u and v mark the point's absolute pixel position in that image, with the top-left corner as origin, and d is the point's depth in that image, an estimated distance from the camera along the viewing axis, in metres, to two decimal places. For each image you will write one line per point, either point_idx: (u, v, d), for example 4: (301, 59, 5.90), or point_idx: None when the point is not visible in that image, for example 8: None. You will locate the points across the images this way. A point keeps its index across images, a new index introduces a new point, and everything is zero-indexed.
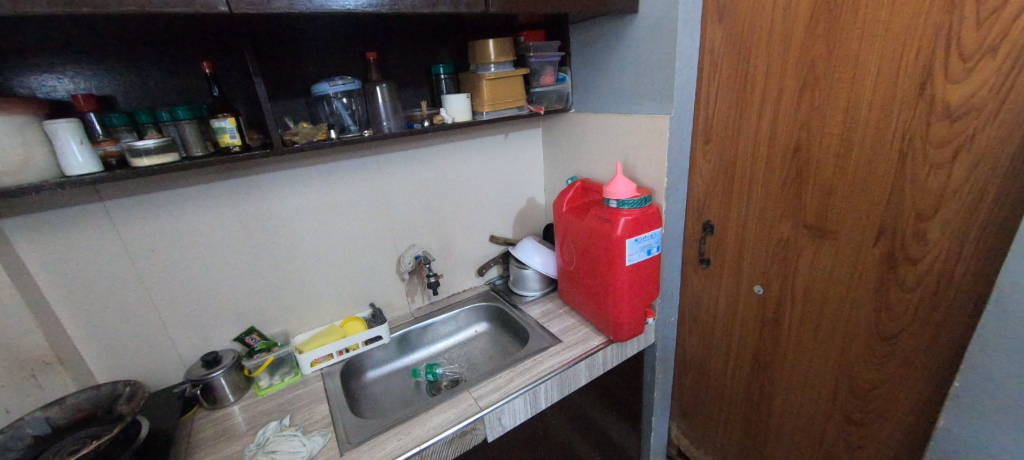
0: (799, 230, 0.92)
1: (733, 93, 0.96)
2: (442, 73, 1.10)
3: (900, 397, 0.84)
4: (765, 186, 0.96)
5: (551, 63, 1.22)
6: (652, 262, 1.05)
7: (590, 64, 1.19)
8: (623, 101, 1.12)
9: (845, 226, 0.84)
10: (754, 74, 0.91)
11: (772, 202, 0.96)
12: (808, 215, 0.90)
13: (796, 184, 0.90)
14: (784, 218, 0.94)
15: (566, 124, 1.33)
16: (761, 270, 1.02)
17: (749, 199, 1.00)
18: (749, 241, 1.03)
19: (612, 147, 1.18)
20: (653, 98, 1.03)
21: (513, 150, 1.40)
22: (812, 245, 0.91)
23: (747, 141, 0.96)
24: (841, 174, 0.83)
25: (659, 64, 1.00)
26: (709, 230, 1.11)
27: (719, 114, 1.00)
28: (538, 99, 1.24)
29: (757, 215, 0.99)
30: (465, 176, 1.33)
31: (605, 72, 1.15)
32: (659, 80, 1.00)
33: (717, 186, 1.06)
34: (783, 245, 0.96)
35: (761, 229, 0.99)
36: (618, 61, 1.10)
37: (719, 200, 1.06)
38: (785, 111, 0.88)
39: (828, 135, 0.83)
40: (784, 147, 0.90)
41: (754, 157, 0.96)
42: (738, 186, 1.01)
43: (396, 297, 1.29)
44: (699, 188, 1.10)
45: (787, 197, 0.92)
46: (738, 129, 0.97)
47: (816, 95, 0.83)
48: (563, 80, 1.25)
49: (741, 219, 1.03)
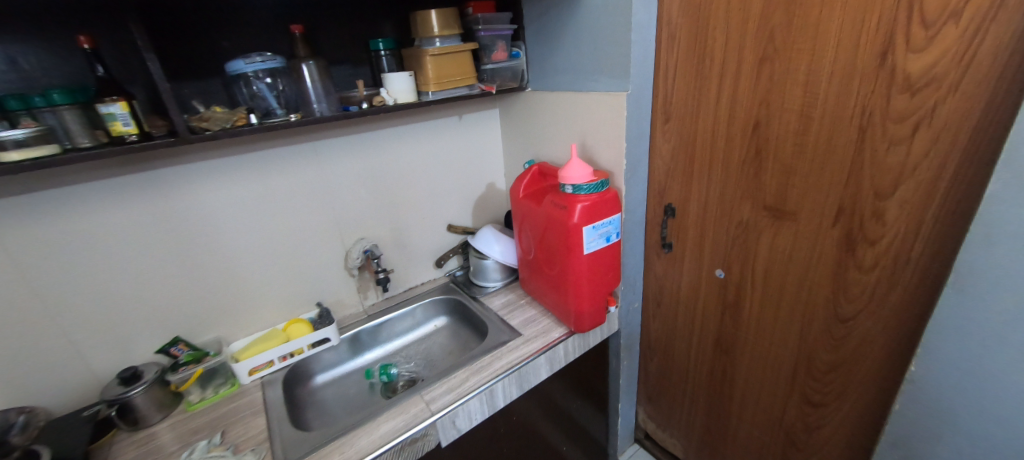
0: (758, 212, 0.89)
1: (691, 67, 0.91)
2: (381, 48, 0.99)
3: (856, 378, 0.83)
4: (725, 166, 0.92)
5: (503, 37, 1.13)
6: (612, 250, 1.00)
7: (545, 38, 1.10)
8: (579, 78, 1.05)
9: (804, 207, 0.81)
10: (713, 47, 0.86)
11: (732, 183, 0.92)
12: (767, 197, 0.86)
13: (756, 164, 0.86)
14: (744, 199, 0.91)
15: (523, 104, 1.25)
16: (722, 253, 0.99)
17: (709, 180, 0.96)
18: (710, 224, 0.99)
19: (569, 128, 1.11)
20: (610, 74, 0.96)
21: (468, 132, 1.31)
22: (771, 227, 0.88)
23: (707, 118, 0.92)
24: (800, 152, 0.79)
25: (615, 36, 0.93)
26: (671, 214, 1.07)
27: (679, 90, 0.95)
28: (490, 77, 1.15)
29: (717, 197, 0.96)
30: (416, 162, 1.24)
31: (561, 47, 1.07)
32: (615, 54, 0.94)
33: (677, 166, 1.01)
34: (743, 228, 0.93)
35: (721, 211, 0.96)
36: (573, 33, 1.02)
37: (680, 181, 1.02)
38: (744, 86, 0.83)
39: (788, 112, 0.79)
40: (744, 125, 0.86)
41: (713, 136, 0.92)
42: (699, 167, 0.97)
43: (345, 295, 1.21)
44: (659, 170, 1.05)
45: (747, 178, 0.89)
46: (698, 106, 0.92)
47: (776, 68, 0.78)
48: (517, 56, 1.16)
49: (702, 202, 0.99)
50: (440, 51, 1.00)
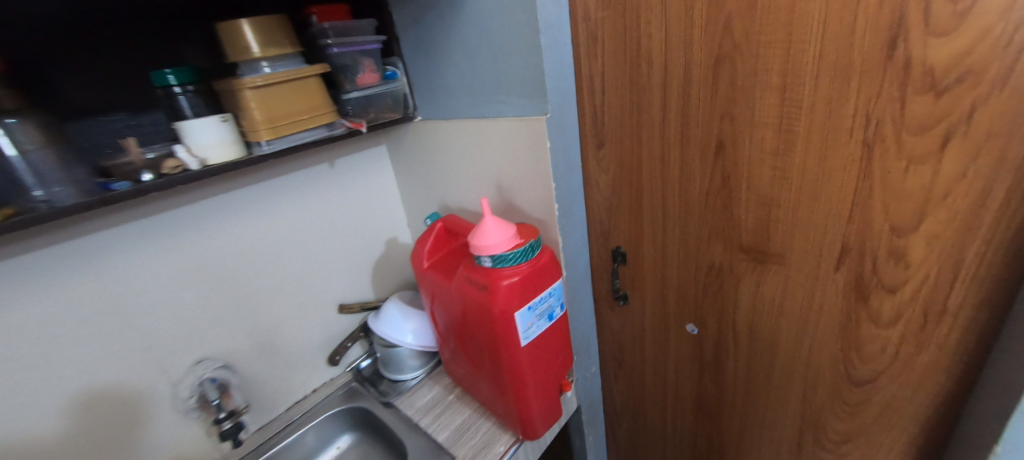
0: (734, 254, 0.68)
1: (624, 75, 0.68)
2: (172, 84, 0.66)
3: (882, 451, 0.65)
4: (683, 199, 0.70)
5: (370, 55, 0.81)
6: (558, 326, 0.74)
7: (428, 51, 0.81)
8: (481, 99, 0.77)
9: (796, 247, 0.62)
10: (649, 47, 0.63)
11: (694, 221, 0.71)
12: (744, 236, 0.66)
13: (725, 196, 0.65)
14: (713, 241, 0.70)
15: (414, 138, 0.94)
16: (692, 305, 0.78)
17: (665, 217, 0.74)
18: (672, 270, 0.78)
19: (477, 165, 0.84)
20: (520, 92, 0.70)
21: (345, 182, 0.97)
22: (753, 272, 0.68)
23: (654, 141, 0.69)
24: (784, 178, 0.59)
25: (519, 41, 0.67)
26: (621, 259, 0.84)
27: (612, 107, 0.72)
28: (358, 110, 0.81)
29: (677, 238, 0.74)
30: (273, 234, 0.88)
31: (450, 61, 0.79)
32: (522, 67, 0.68)
33: (623, 202, 0.78)
34: (716, 274, 0.72)
35: (684, 254, 0.75)
36: (462, 42, 0.75)
37: (628, 220, 0.79)
38: (698, 97, 0.62)
39: (761, 127, 0.58)
40: (703, 147, 0.65)
41: (664, 162, 0.70)
42: (650, 202, 0.75)
43: (188, 445, 0.82)
44: (600, 207, 0.82)
45: (713, 213, 0.68)
46: (639, 127, 0.70)
47: (739, 70, 0.57)
48: (394, 77, 0.85)
49: (659, 244, 0.77)
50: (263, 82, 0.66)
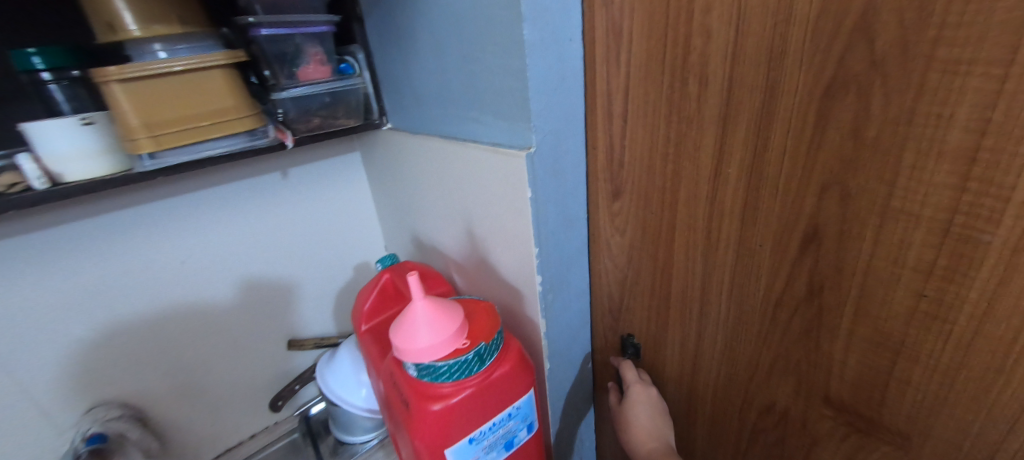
0: (813, 403, 0.43)
1: (659, 94, 0.42)
2: (38, 65, 0.48)
3: None
4: (737, 301, 0.45)
5: (317, 41, 0.61)
6: (525, 452, 0.51)
7: (392, 38, 0.59)
8: (452, 112, 0.54)
9: (936, 433, 0.35)
10: (705, 54, 0.37)
11: (751, 336, 0.45)
12: (835, 385, 0.40)
13: (812, 316, 0.39)
14: (779, 373, 0.45)
15: (385, 149, 0.73)
16: (734, 440, 0.54)
17: (704, 316, 0.49)
18: (708, 388, 0.53)
19: (447, 200, 0.62)
20: (498, 109, 0.47)
21: (302, 195, 0.80)
22: (845, 439, 0.42)
23: (697, 206, 0.43)
24: (934, 318, 0.32)
25: (496, 32, 0.42)
26: (632, 351, 0.60)
27: (636, 141, 0.46)
28: (298, 116, 0.61)
29: (721, 351, 0.49)
30: (208, 258, 0.72)
31: (415, 54, 0.56)
32: (499, 75, 0.44)
33: (643, 278, 0.53)
34: (775, 421, 0.48)
35: (729, 377, 0.50)
36: (427, 27, 0.52)
37: (649, 303, 0.54)
38: (783, 148, 0.36)
39: (902, 220, 0.31)
40: (779, 230, 0.38)
41: (710, 238, 0.44)
42: (682, 288, 0.49)
43: None
44: (608, 278, 0.57)
45: (786, 334, 0.42)
46: (675, 180, 0.44)
47: (876, 110, 0.30)
48: (350, 72, 0.65)
49: (690, 349, 0.52)
50: (144, 69, 0.47)
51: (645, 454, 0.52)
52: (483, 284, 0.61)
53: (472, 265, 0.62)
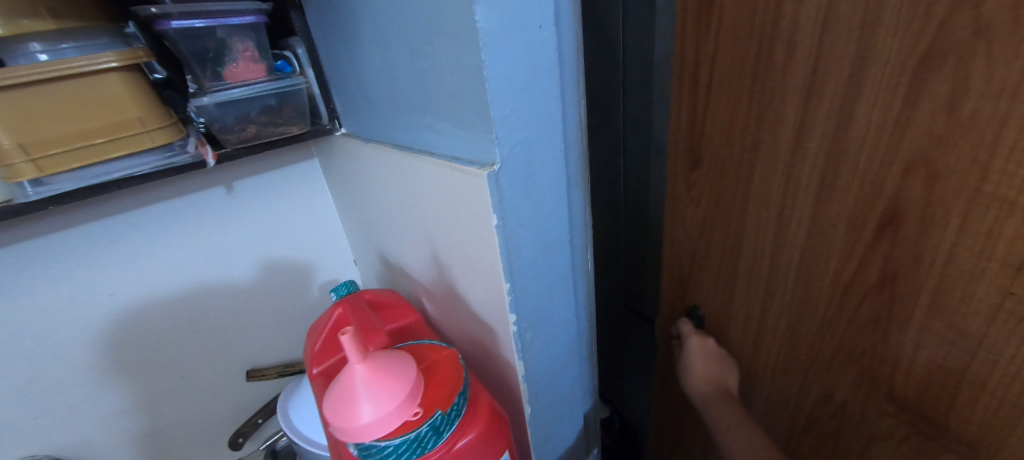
0: (874, 393, 0.45)
1: (745, 65, 0.44)
2: None
3: None
4: (805, 279, 0.47)
5: (245, 34, 0.51)
6: None
7: (335, 30, 0.49)
8: (404, 118, 0.45)
9: (1010, 447, 0.36)
10: (796, 20, 0.38)
11: (816, 318, 0.48)
12: (899, 375, 0.42)
13: (881, 305, 0.41)
14: (841, 355, 0.47)
15: (341, 158, 0.64)
16: (788, 412, 0.58)
17: (771, 294, 0.52)
18: (768, 361, 0.57)
19: (408, 218, 0.53)
20: (455, 115, 0.37)
21: (254, 209, 0.71)
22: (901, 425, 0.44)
23: (773, 178, 0.46)
24: (1018, 320, 0.32)
25: (445, 18, 0.33)
26: (697, 321, 0.65)
27: (719, 113, 0.49)
28: (224, 125, 0.52)
29: (783, 329, 0.52)
30: (150, 287, 0.65)
31: (360, 50, 0.46)
32: (450, 74, 0.35)
33: (715, 250, 0.57)
34: (832, 411, 0.51)
35: (791, 358, 0.53)
36: (370, 15, 0.42)
37: (718, 273, 0.58)
38: (865, 128, 0.37)
39: (995, 208, 0.31)
40: (854, 210, 0.40)
41: (783, 216, 0.46)
42: (752, 264, 0.53)
43: None
44: (683, 247, 0.61)
45: (853, 320, 0.44)
46: (755, 152, 0.47)
47: (976, 83, 0.30)
48: (287, 69, 0.56)
49: (754, 327, 0.56)
50: (73, 69, 0.40)
51: (698, 395, 0.62)
52: (453, 314, 0.53)
53: (440, 291, 0.54)
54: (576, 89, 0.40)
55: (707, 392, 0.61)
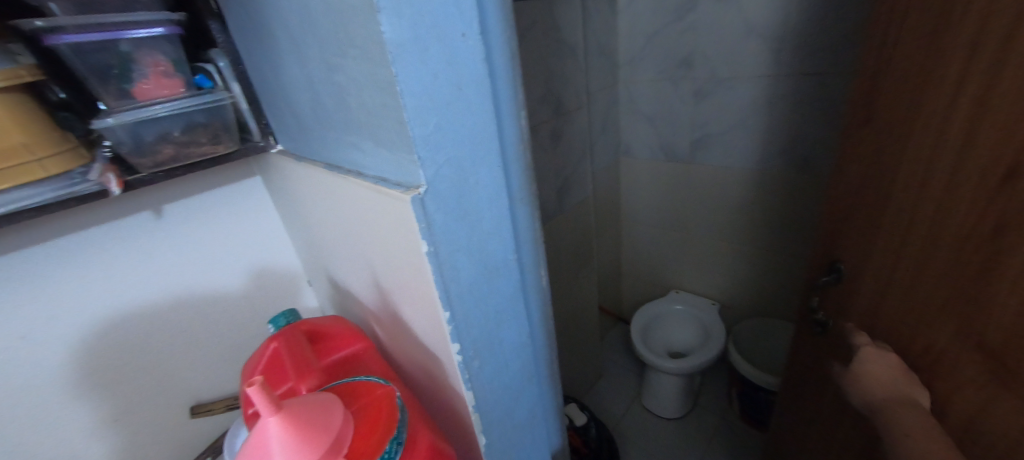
0: (967, 345, 0.46)
1: (934, 12, 0.44)
2: None
3: None
4: (931, 234, 0.48)
5: (157, 47, 0.46)
6: None
7: (254, 38, 0.45)
8: (330, 135, 0.41)
9: None
10: None
11: (934, 274, 0.48)
12: (992, 323, 0.43)
13: (990, 250, 0.42)
14: (947, 306, 0.47)
15: (279, 176, 0.60)
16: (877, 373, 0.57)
17: (902, 247, 0.52)
18: (883, 319, 0.57)
19: (347, 240, 0.49)
20: (378, 133, 0.34)
21: (191, 233, 0.67)
22: (982, 388, 0.45)
23: (930, 124, 0.46)
24: None
25: (353, 28, 0.30)
26: (835, 275, 0.64)
27: (901, 57, 0.49)
28: (140, 146, 0.48)
29: (904, 285, 0.53)
30: (73, 323, 0.58)
31: (283, 63, 0.43)
32: (368, 89, 0.32)
33: (864, 205, 0.57)
34: (929, 363, 0.51)
35: (905, 314, 0.53)
36: (284, 25, 0.38)
37: (862, 225, 0.58)
38: (1014, 75, 0.38)
39: None
40: (987, 154, 0.41)
41: (926, 170, 0.47)
42: (893, 219, 0.53)
43: None
44: (840, 196, 0.61)
45: (963, 270, 0.45)
46: (919, 100, 0.47)
47: None
48: (210, 84, 0.51)
49: (880, 283, 0.56)
50: None
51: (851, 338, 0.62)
52: (401, 340, 0.49)
53: (386, 317, 0.50)
54: (515, 99, 0.37)
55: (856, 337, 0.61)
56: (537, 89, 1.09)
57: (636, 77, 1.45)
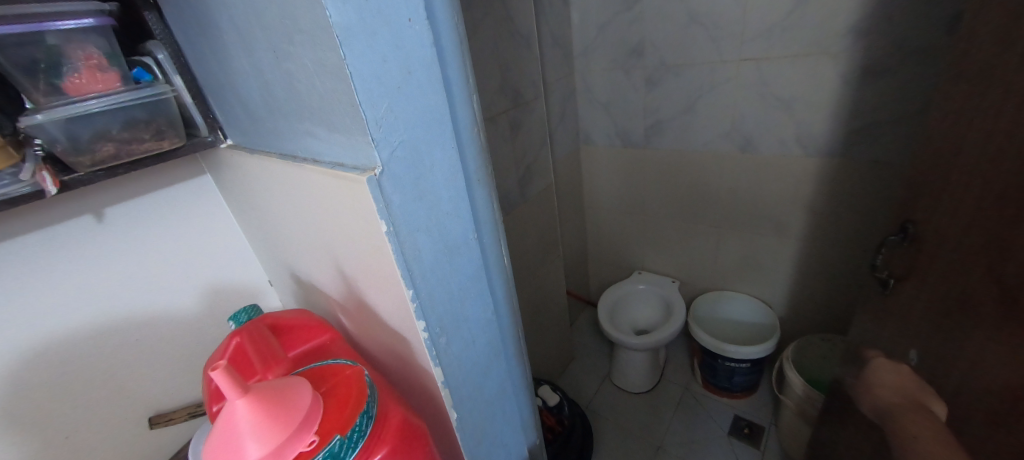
0: (990, 290, 0.49)
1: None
2: None
3: None
4: (982, 189, 0.51)
5: (88, 39, 0.45)
6: None
7: (196, 31, 0.44)
8: (282, 125, 0.41)
9: None
10: None
11: (979, 226, 0.51)
12: (1010, 267, 0.46)
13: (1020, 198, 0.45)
14: (982, 255, 0.50)
15: (230, 171, 0.59)
16: (924, 325, 0.61)
17: (961, 200, 0.55)
18: (934, 276, 0.60)
19: (307, 232, 0.49)
20: (327, 119, 0.35)
21: (140, 235, 0.64)
22: (992, 328, 0.48)
23: (997, 90, 0.49)
24: None
25: (296, 13, 0.30)
26: (905, 235, 0.67)
27: (984, 29, 0.52)
28: (75, 142, 0.45)
29: (955, 239, 0.56)
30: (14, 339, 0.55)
31: (226, 52, 0.42)
32: (318, 77, 0.33)
33: (941, 166, 0.60)
34: (960, 311, 0.54)
35: (954, 267, 0.56)
36: (226, 14, 0.38)
37: (933, 184, 0.62)
38: None
39: None
40: None
41: (989, 132, 0.50)
42: (960, 178, 0.56)
43: None
44: (927, 158, 0.63)
45: (1000, 217, 0.48)
46: (993, 70, 0.50)
47: None
48: (149, 78, 0.49)
49: (940, 239, 0.59)
50: None
51: (910, 291, 0.65)
52: (367, 326, 0.50)
53: (352, 305, 0.50)
54: (465, 84, 0.39)
55: (913, 290, 0.65)
56: (493, 80, 1.10)
57: (591, 66, 1.49)
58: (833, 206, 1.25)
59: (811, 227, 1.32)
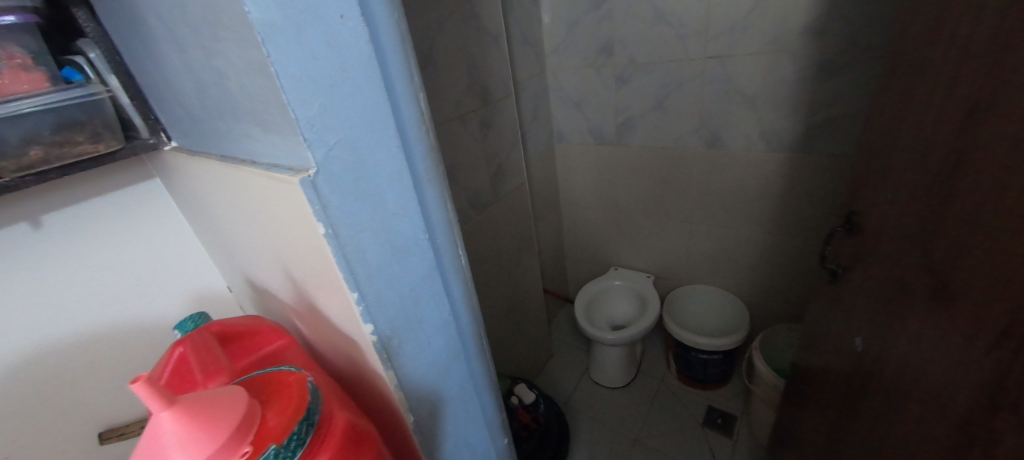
0: (921, 275, 0.51)
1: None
2: None
3: None
4: (913, 180, 0.53)
5: (11, 39, 0.43)
6: None
7: (128, 31, 0.43)
8: (221, 126, 0.40)
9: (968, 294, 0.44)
10: None
11: (910, 215, 0.54)
12: (937, 252, 0.48)
13: (945, 187, 0.47)
14: (914, 241, 0.53)
15: (176, 176, 0.57)
16: (865, 310, 0.64)
17: (894, 191, 0.57)
18: (874, 264, 0.62)
19: (255, 236, 0.47)
20: (260, 118, 0.34)
21: (82, 242, 0.61)
22: (922, 310, 0.51)
23: (927, 85, 0.51)
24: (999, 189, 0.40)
25: (220, 10, 0.29)
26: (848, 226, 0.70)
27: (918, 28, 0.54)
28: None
29: (891, 229, 0.58)
30: None
31: (160, 52, 0.40)
32: (248, 76, 0.32)
33: (879, 160, 0.62)
34: (895, 297, 0.56)
35: (888, 255, 0.58)
36: (154, 11, 0.36)
37: (873, 177, 0.64)
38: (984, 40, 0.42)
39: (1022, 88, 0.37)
40: (960, 104, 0.45)
41: (920, 125, 0.52)
42: (894, 171, 0.58)
43: None
44: (867, 154, 0.66)
45: (930, 205, 0.50)
46: (925, 67, 0.52)
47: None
48: (82, 78, 0.47)
49: (877, 231, 0.61)
50: None
51: (853, 281, 0.68)
52: (321, 330, 0.49)
53: (304, 309, 0.49)
54: (410, 82, 0.38)
55: (857, 279, 0.67)
56: (460, 79, 1.09)
57: (563, 65, 1.49)
58: (796, 201, 1.28)
59: (776, 221, 1.35)
